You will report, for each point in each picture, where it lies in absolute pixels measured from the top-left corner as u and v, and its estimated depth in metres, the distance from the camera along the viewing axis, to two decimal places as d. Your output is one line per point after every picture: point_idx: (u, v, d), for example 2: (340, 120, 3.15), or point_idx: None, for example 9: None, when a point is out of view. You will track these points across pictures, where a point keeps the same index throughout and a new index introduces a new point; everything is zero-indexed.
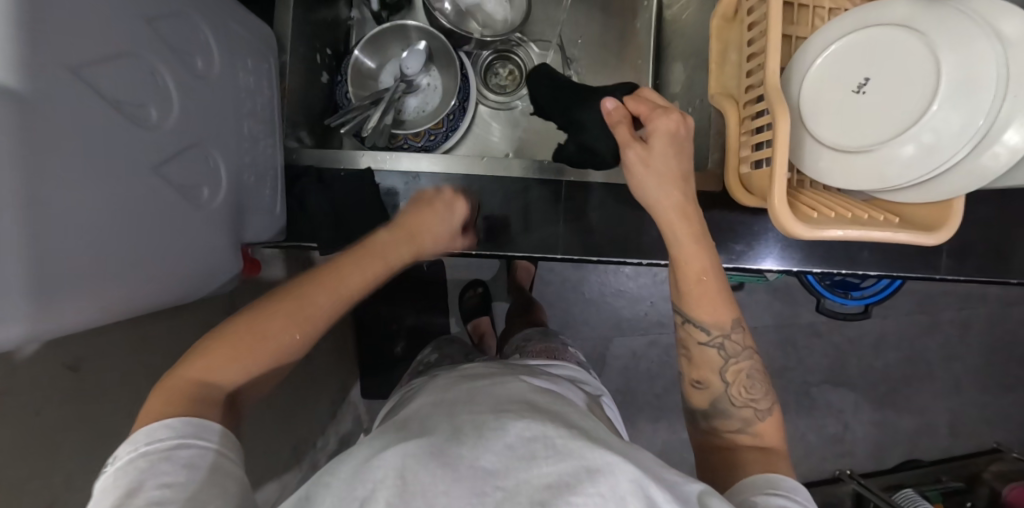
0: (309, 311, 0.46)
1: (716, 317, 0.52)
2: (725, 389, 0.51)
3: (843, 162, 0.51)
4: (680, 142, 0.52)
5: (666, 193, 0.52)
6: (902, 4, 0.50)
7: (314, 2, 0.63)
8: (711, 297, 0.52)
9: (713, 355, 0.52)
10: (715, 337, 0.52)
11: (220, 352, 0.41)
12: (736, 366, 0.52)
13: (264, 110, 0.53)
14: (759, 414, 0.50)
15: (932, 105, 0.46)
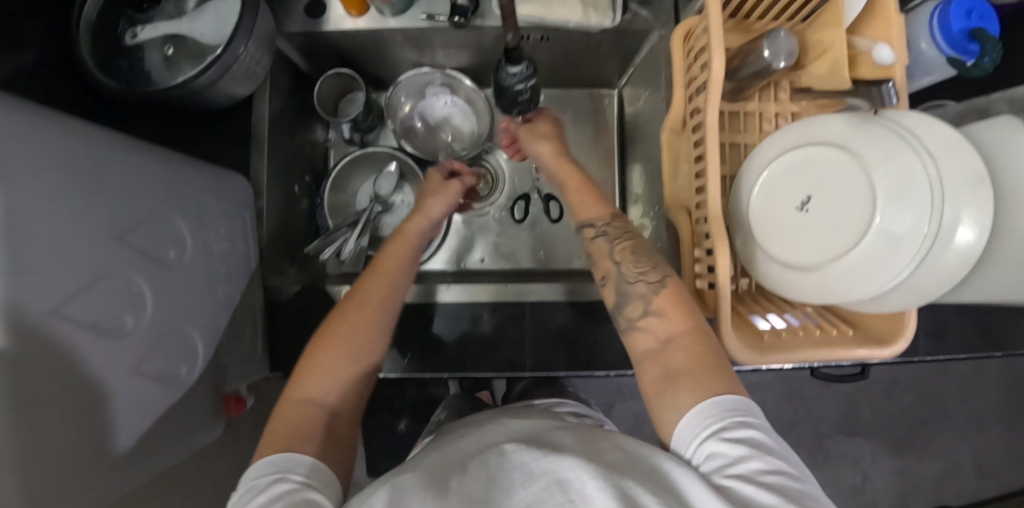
0: (368, 299, 0.52)
1: (596, 209, 0.57)
2: (620, 271, 0.53)
3: (795, 277, 0.52)
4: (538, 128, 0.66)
5: (539, 147, 0.64)
6: (837, 121, 0.52)
7: (288, 141, 0.69)
8: (586, 198, 0.59)
9: (602, 244, 0.55)
10: (601, 225, 0.56)
11: (319, 356, 0.48)
12: (626, 242, 0.54)
13: (241, 262, 0.57)
14: (653, 288, 0.50)
15: (873, 219, 0.47)
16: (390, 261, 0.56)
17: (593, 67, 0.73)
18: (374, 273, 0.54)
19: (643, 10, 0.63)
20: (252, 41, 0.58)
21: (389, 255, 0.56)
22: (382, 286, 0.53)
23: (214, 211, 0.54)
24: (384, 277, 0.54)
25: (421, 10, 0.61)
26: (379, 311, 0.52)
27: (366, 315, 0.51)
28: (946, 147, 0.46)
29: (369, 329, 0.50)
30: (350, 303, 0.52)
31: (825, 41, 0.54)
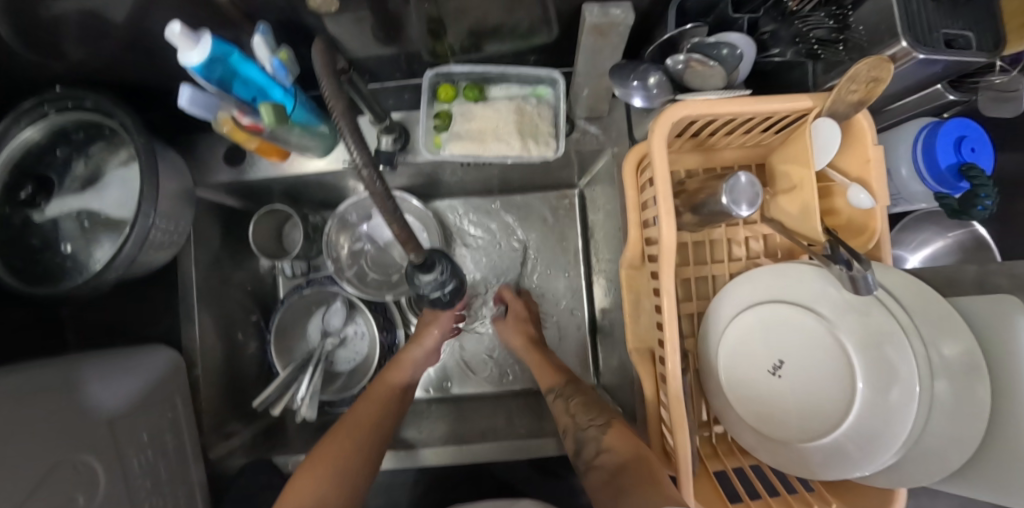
0: (358, 422, 0.51)
1: (550, 373, 0.61)
2: (574, 417, 0.54)
3: (776, 451, 0.46)
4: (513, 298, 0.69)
5: (514, 334, 0.65)
6: (805, 270, 0.47)
7: (224, 288, 0.64)
8: (542, 363, 0.62)
9: (558, 408, 0.56)
10: (558, 389, 0.58)
11: (308, 474, 0.45)
12: (579, 398, 0.56)
13: (178, 451, 0.53)
14: (599, 429, 0.50)
15: (857, 385, 0.42)
16: (385, 388, 0.56)
17: (548, 175, 0.67)
18: (370, 398, 0.55)
19: (592, 127, 0.57)
20: (162, 212, 0.53)
21: (387, 381, 0.57)
22: (371, 412, 0.53)
23: (136, 417, 0.49)
24: (379, 405, 0.54)
25: (344, 155, 0.58)
26: (371, 430, 0.51)
27: (360, 434, 0.50)
28: (917, 306, 0.43)
29: (362, 447, 0.49)
30: (342, 428, 0.51)
31: (794, 176, 0.47)
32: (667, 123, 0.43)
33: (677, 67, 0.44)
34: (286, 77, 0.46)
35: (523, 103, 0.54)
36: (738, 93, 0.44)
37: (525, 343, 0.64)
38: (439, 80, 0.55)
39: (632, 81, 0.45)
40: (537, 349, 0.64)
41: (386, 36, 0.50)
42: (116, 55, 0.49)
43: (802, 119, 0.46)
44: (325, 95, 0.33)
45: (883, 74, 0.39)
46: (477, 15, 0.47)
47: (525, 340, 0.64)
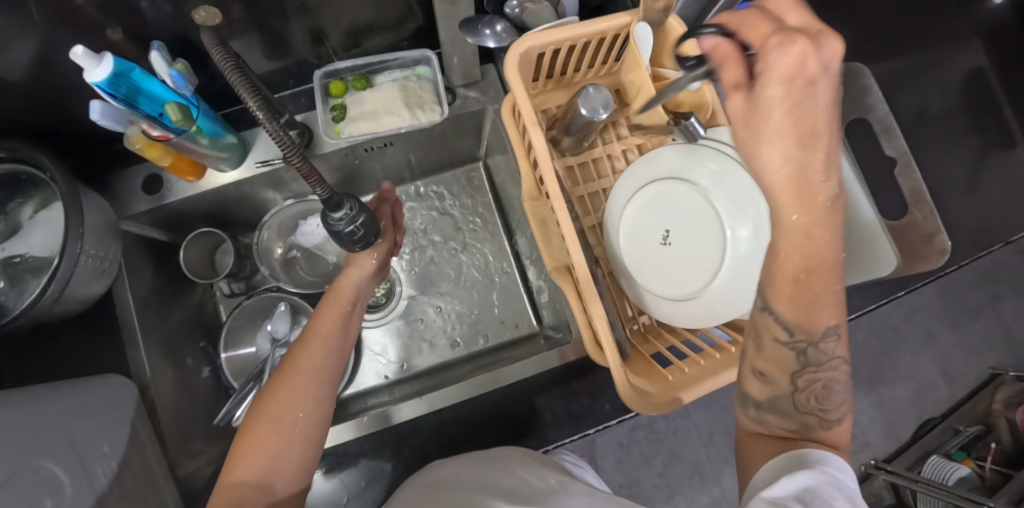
0: (302, 369, 0.48)
1: (805, 317, 0.39)
2: (796, 394, 0.42)
3: (683, 309, 0.52)
4: (808, 95, 0.31)
5: (781, 166, 0.34)
6: (668, 151, 0.54)
7: (164, 316, 0.66)
8: (807, 297, 0.39)
9: (789, 356, 0.41)
10: (799, 342, 0.40)
11: (258, 434, 0.44)
12: (813, 374, 0.42)
13: (144, 469, 0.53)
14: (825, 423, 0.42)
15: (727, 231, 0.51)
16: (324, 326, 0.51)
17: (452, 150, 0.73)
18: (309, 341, 0.50)
19: (471, 92, 0.64)
20: (89, 241, 0.55)
21: (323, 318, 0.51)
22: (314, 352, 0.49)
23: (99, 429, 0.49)
24: (320, 342, 0.50)
25: (256, 159, 0.66)
26: (312, 381, 0.48)
27: (305, 385, 0.47)
28: None
29: (303, 396, 0.47)
30: (286, 373, 0.47)
31: (637, 81, 0.56)
32: (516, 52, 0.51)
33: (514, 13, 0.54)
34: (185, 86, 0.54)
35: (405, 82, 0.62)
36: (567, 22, 0.53)
37: (817, 256, 0.37)
38: (329, 79, 0.62)
39: (483, 30, 0.54)
40: (801, 251, 0.37)
41: (274, 43, 0.61)
42: (22, 105, 0.53)
43: (628, 34, 0.55)
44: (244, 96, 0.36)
45: None
46: (349, 10, 0.59)
47: (801, 261, 0.37)
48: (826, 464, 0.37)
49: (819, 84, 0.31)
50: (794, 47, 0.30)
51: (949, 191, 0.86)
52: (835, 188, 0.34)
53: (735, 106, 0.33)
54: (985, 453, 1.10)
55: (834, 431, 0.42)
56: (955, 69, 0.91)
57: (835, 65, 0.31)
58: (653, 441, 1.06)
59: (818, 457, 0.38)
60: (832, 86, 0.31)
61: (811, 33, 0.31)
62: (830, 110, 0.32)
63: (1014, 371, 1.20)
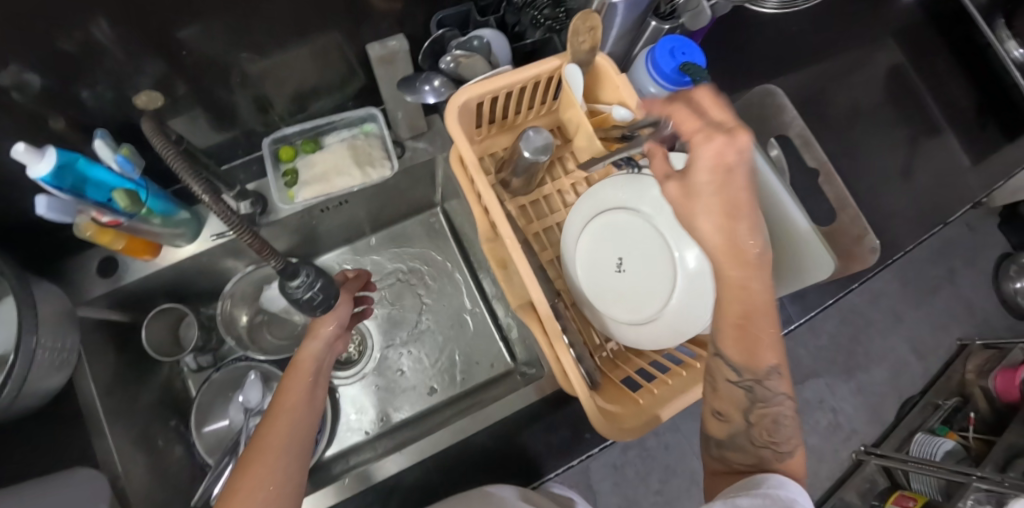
0: (271, 445, 0.46)
1: (750, 361, 0.41)
2: (750, 430, 0.44)
3: (644, 332, 0.54)
4: (731, 181, 0.35)
5: (717, 235, 0.37)
6: (612, 183, 0.56)
7: (132, 400, 0.65)
8: (747, 338, 0.40)
9: (740, 395, 0.43)
10: (747, 380, 0.42)
11: None
12: (763, 410, 0.43)
13: None
14: (779, 456, 0.43)
15: (674, 252, 0.52)
16: (291, 398, 0.50)
17: (409, 199, 0.75)
18: (275, 416, 0.48)
19: (420, 143, 0.66)
20: (44, 333, 0.54)
21: (286, 392, 0.51)
22: (280, 426, 0.48)
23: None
24: (288, 415, 0.49)
25: (212, 231, 0.66)
26: (282, 455, 0.46)
27: (276, 460, 0.45)
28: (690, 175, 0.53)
29: (278, 470, 0.45)
30: (254, 451, 0.45)
31: (575, 119, 0.59)
32: (455, 105, 0.53)
33: (450, 66, 0.55)
34: (133, 170, 0.54)
35: (353, 141, 0.63)
36: (501, 71, 0.55)
37: (749, 305, 0.39)
38: (278, 145, 0.63)
39: (422, 87, 0.56)
40: (742, 305, 0.39)
41: (220, 116, 0.62)
42: None
43: (561, 76, 0.58)
44: (191, 186, 0.39)
45: (593, 21, 0.51)
46: (290, 77, 0.61)
47: (739, 312, 0.39)
48: (782, 487, 0.39)
49: (735, 172, 0.35)
50: (712, 144, 0.34)
51: (886, 181, 0.90)
52: (756, 242, 0.37)
53: (675, 195, 0.39)
54: (966, 423, 1.11)
55: (786, 465, 0.43)
56: (874, 68, 0.98)
57: (750, 154, 0.35)
58: (646, 458, 1.09)
59: (778, 482, 0.40)
60: (747, 175, 0.36)
61: (727, 125, 0.35)
62: (749, 188, 0.36)
63: (980, 340, 1.25)
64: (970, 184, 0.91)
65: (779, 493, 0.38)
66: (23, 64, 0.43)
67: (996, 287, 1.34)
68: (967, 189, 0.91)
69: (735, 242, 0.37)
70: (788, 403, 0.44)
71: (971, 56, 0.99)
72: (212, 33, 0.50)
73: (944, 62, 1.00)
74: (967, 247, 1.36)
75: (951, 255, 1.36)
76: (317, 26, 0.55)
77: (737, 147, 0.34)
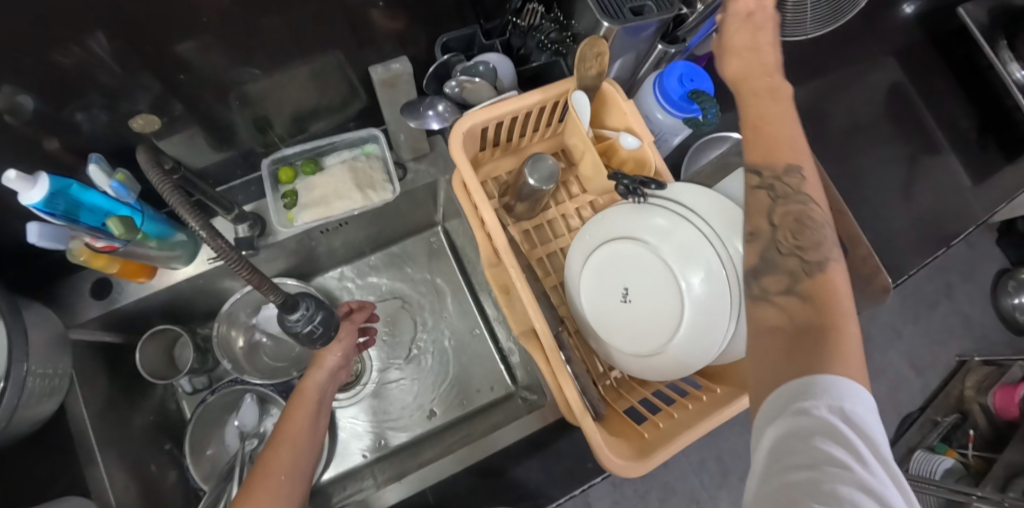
0: (273, 474, 0.44)
1: (767, 155, 0.42)
2: (776, 235, 0.41)
3: (650, 363, 0.53)
4: (759, 23, 0.46)
5: (738, 64, 0.46)
6: (620, 210, 0.55)
7: (124, 424, 0.64)
8: (770, 138, 0.43)
9: (761, 197, 0.41)
10: (767, 178, 0.42)
11: None
12: (787, 207, 0.41)
13: None
14: (809, 267, 0.39)
15: (681, 283, 0.50)
16: (294, 426, 0.49)
17: (410, 219, 0.74)
18: (278, 444, 0.47)
19: (422, 165, 0.65)
20: (34, 360, 0.52)
21: (290, 423, 0.49)
22: (285, 456, 0.46)
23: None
24: (291, 446, 0.47)
25: (208, 255, 0.65)
26: (284, 484, 0.44)
27: (280, 488, 0.44)
28: (696, 204, 0.52)
29: (285, 496, 0.44)
30: (259, 480, 0.44)
31: (580, 144, 0.58)
32: (459, 133, 0.52)
33: (455, 91, 0.55)
34: (128, 195, 0.53)
35: (354, 163, 0.62)
36: (507, 96, 0.55)
37: (767, 106, 0.44)
38: (277, 166, 0.62)
39: (425, 111, 0.55)
40: (764, 107, 0.44)
41: (219, 136, 0.61)
42: None
43: (567, 100, 0.57)
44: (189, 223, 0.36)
45: (600, 47, 0.50)
46: (289, 97, 0.60)
47: (752, 113, 0.44)
48: (825, 397, 0.32)
49: (759, 16, 0.46)
50: None
51: (889, 200, 0.90)
52: (776, 66, 0.45)
53: (716, 38, 0.48)
54: (965, 440, 1.10)
55: (822, 273, 0.39)
56: (873, 85, 0.97)
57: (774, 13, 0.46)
58: (646, 477, 1.08)
59: (823, 388, 0.32)
60: (769, 24, 0.46)
61: None
62: (769, 32, 0.46)
63: (978, 356, 1.25)
64: (970, 203, 0.91)
65: (821, 411, 0.32)
66: (15, 86, 0.42)
67: (994, 303, 1.34)
68: (968, 208, 0.90)
69: (757, 63, 0.45)
70: (818, 210, 0.41)
71: (971, 74, 0.99)
72: (210, 52, 0.48)
73: (944, 80, 1.00)
74: (964, 263, 1.36)
75: (949, 270, 1.36)
76: (319, 46, 0.54)
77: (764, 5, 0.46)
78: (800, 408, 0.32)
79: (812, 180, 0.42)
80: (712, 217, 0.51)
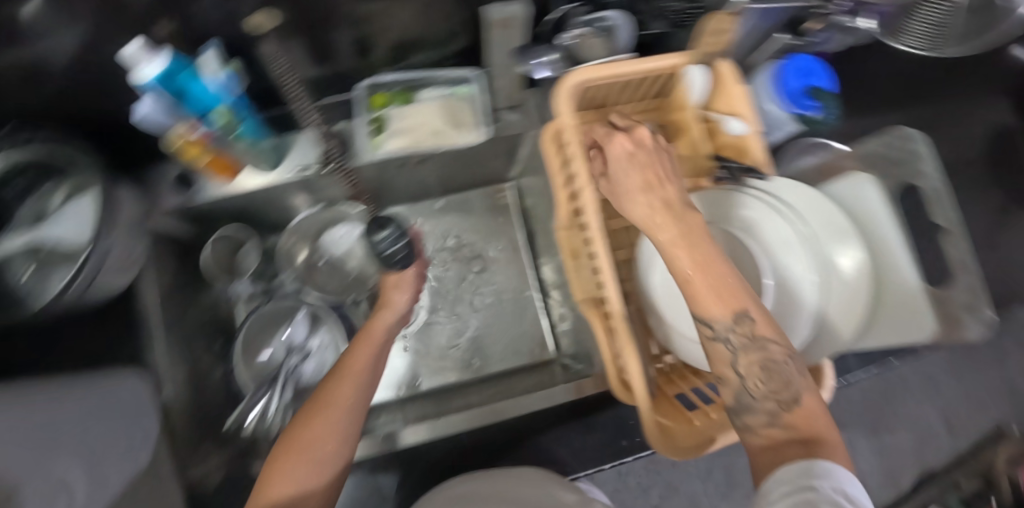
0: (333, 404, 0.45)
1: (726, 305, 0.38)
2: (745, 383, 0.39)
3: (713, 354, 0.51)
4: (644, 163, 0.45)
5: (639, 204, 0.44)
6: (716, 194, 0.53)
7: (185, 313, 0.66)
8: (716, 283, 0.39)
9: (723, 351, 0.39)
10: (725, 331, 0.38)
11: (286, 459, 0.42)
12: (751, 356, 0.38)
13: (151, 470, 0.52)
14: (783, 404, 0.38)
15: (766, 280, 0.49)
16: (358, 361, 0.49)
17: (485, 169, 0.73)
18: (341, 375, 0.47)
19: (514, 115, 0.64)
20: (120, 235, 0.54)
21: (355, 356, 0.49)
22: (347, 387, 0.47)
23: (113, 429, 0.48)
24: (354, 378, 0.47)
25: (296, 162, 0.64)
26: (342, 417, 0.45)
27: (337, 419, 0.45)
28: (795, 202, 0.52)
29: (341, 424, 0.45)
30: (321, 406, 0.45)
31: (680, 121, 0.57)
32: (567, 88, 0.52)
33: (570, 42, 0.54)
34: (235, 87, 0.55)
35: (448, 100, 0.62)
36: (618, 58, 0.53)
37: (702, 252, 0.40)
38: (373, 91, 0.63)
39: (535, 59, 0.54)
40: (697, 256, 0.40)
41: (318, 50, 0.61)
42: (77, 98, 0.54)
43: (677, 74, 0.55)
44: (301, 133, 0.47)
45: (723, 25, 0.49)
46: (397, 23, 0.60)
47: (689, 259, 0.40)
48: (828, 476, 0.32)
49: (640, 155, 0.46)
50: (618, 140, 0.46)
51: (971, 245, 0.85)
52: (682, 201, 0.43)
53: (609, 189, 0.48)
54: None
55: (800, 407, 0.37)
56: (981, 123, 0.91)
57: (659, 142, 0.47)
58: (652, 472, 1.08)
59: (823, 471, 0.33)
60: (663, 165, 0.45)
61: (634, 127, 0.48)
62: (660, 162, 0.45)
63: (1018, 427, 1.19)
64: None
65: (826, 489, 0.31)
66: None
67: None
68: None
69: (662, 209, 0.42)
70: (780, 345, 0.38)
71: None
72: None
73: None
74: None
75: None
76: None
77: (643, 138, 0.47)
78: (807, 483, 0.32)
79: (765, 319, 0.38)
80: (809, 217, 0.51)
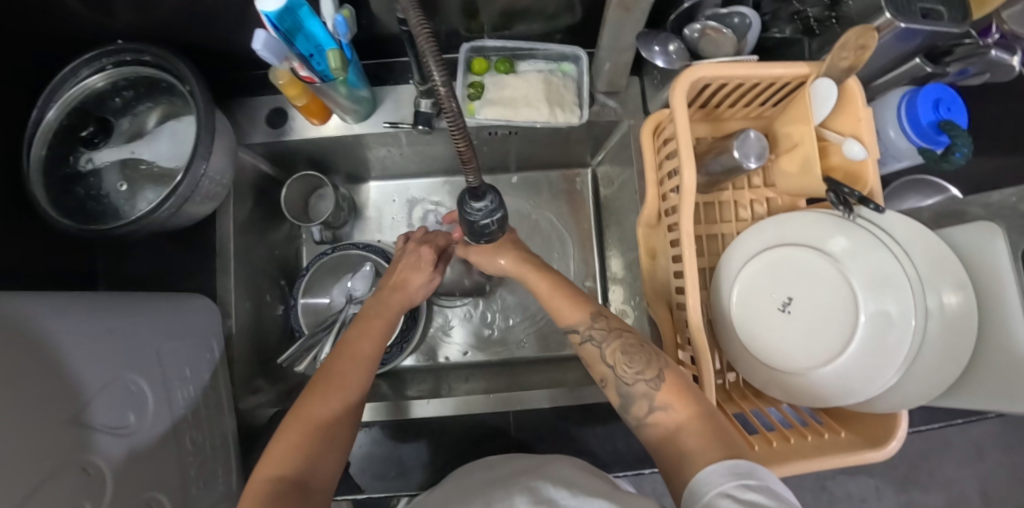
0: (337, 381, 0.46)
1: (572, 313, 0.50)
2: (615, 370, 0.46)
3: (785, 382, 0.49)
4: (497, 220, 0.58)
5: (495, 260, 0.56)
6: (816, 221, 0.51)
7: (257, 245, 0.68)
8: (565, 298, 0.52)
9: (590, 349, 0.48)
10: (586, 331, 0.49)
11: (292, 435, 0.42)
12: (613, 347, 0.47)
13: (208, 392, 0.54)
14: (652, 384, 0.43)
15: (859, 316, 0.47)
16: (372, 327, 0.52)
17: (567, 151, 0.72)
18: (346, 353, 0.49)
19: (611, 101, 0.62)
20: (212, 164, 0.55)
21: (364, 337, 0.51)
22: (357, 356, 0.50)
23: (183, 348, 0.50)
24: (358, 355, 0.49)
25: (383, 119, 0.65)
26: (348, 392, 0.46)
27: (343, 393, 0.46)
28: (905, 240, 0.48)
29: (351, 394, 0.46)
30: (326, 383, 0.46)
31: (796, 135, 0.53)
32: (685, 83, 0.48)
33: (693, 35, 0.51)
34: (344, 33, 0.52)
35: (550, 76, 0.60)
36: (744, 59, 0.50)
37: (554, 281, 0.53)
38: (473, 55, 0.61)
39: (654, 47, 0.51)
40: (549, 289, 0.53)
41: None
42: (195, 23, 0.55)
43: (802, 85, 0.52)
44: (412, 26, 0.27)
45: (868, 40, 0.45)
46: None
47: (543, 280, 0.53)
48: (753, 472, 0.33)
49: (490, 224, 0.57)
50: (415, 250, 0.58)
51: None
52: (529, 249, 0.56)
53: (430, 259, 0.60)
54: None
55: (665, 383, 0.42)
56: None
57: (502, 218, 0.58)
58: None
59: (747, 468, 0.34)
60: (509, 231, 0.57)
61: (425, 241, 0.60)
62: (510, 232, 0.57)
63: None
64: None
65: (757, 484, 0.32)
66: None
67: None
68: None
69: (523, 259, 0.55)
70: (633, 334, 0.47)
71: None
72: None
73: None
74: None
75: None
76: None
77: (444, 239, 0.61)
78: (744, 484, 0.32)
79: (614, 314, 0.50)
80: (919, 258, 0.47)
